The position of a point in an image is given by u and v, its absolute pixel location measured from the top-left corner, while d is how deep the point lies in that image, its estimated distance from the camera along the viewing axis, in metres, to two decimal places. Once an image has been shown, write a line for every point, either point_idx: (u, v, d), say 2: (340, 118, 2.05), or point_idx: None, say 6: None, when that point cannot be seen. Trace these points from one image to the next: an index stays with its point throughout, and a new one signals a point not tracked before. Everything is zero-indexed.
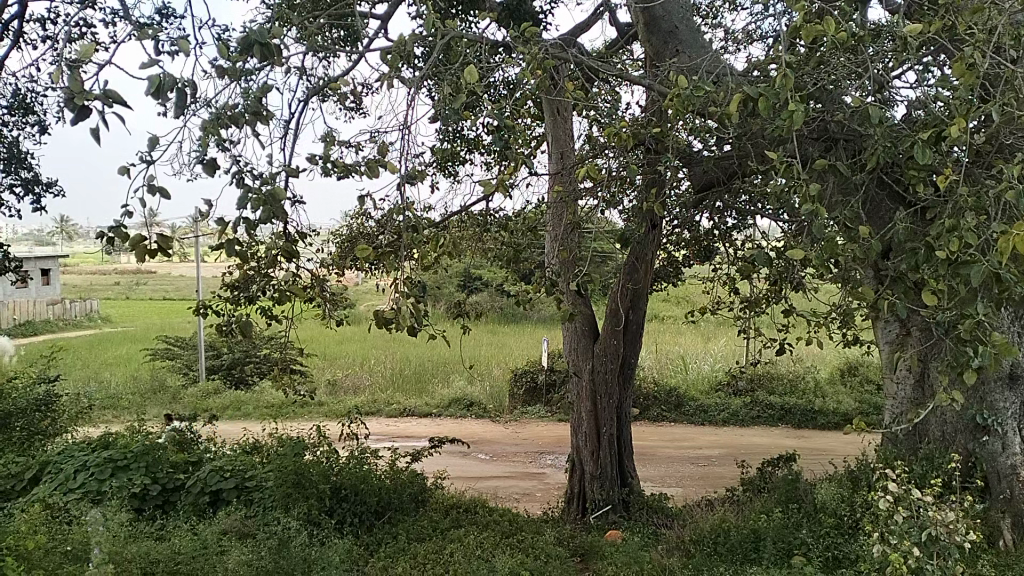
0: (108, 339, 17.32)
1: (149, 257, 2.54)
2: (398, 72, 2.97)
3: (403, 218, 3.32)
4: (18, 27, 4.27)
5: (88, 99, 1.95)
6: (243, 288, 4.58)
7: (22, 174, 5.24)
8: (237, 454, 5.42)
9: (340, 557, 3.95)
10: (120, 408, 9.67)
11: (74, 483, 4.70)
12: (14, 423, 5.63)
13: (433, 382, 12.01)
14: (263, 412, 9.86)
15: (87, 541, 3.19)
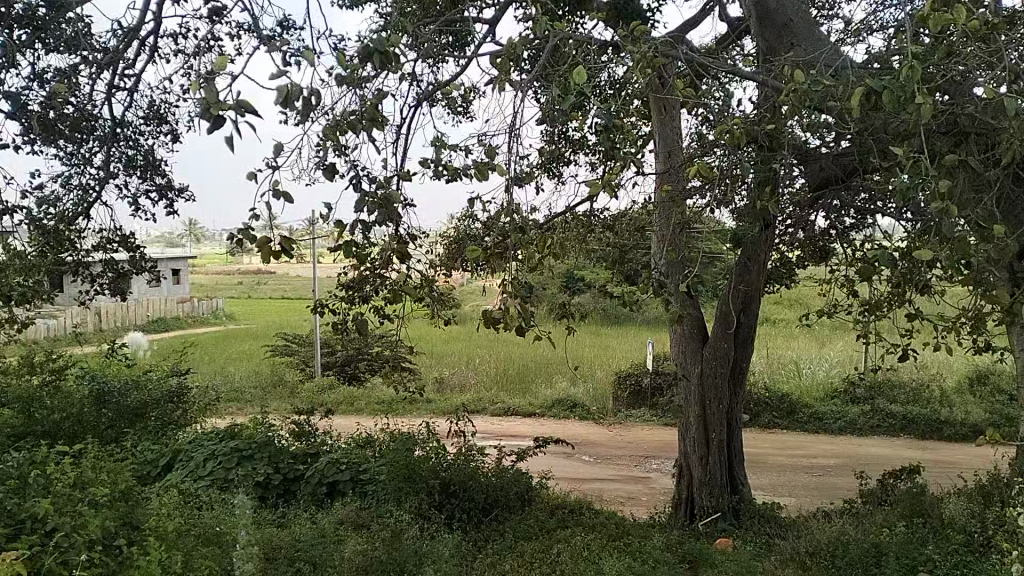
0: (231, 335, 18.31)
1: (273, 257, 2.68)
2: (508, 75, 3.00)
3: (511, 219, 3.35)
4: (153, 43, 4.55)
5: (223, 109, 2.07)
6: (357, 289, 4.74)
7: (156, 180, 5.58)
8: (352, 447, 5.63)
9: (450, 551, 4.05)
10: (243, 401, 10.20)
11: (204, 471, 5.00)
12: (150, 412, 6.03)
13: (537, 382, 12.08)
14: (374, 408, 10.18)
15: (219, 523, 3.40)
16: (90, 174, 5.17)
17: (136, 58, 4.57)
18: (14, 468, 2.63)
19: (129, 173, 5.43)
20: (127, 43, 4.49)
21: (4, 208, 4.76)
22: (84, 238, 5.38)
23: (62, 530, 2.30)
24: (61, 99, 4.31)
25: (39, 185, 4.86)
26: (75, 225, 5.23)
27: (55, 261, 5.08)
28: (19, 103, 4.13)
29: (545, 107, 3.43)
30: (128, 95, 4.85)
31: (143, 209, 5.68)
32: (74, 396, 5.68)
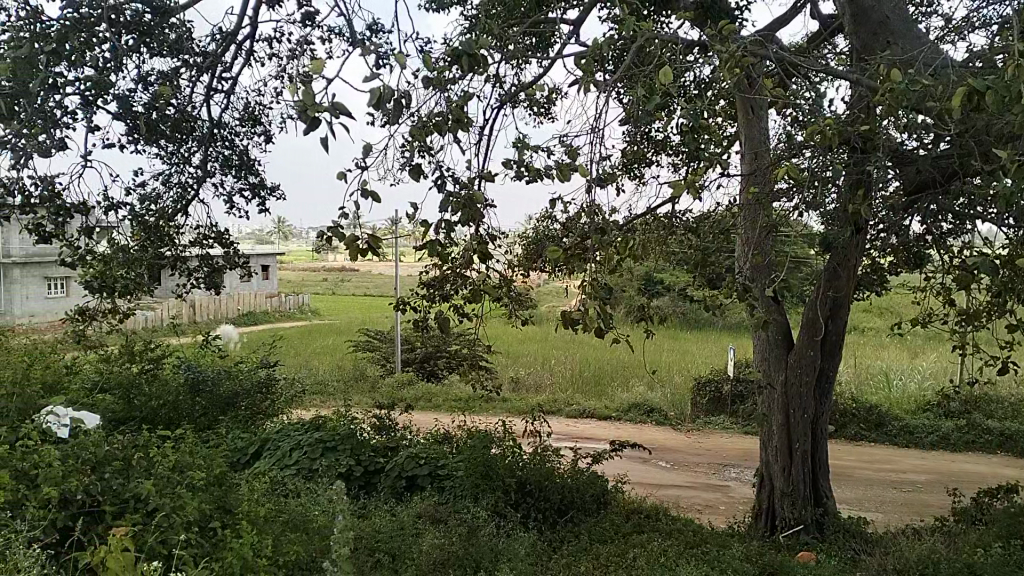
0: (316, 330, 18.85)
1: (360, 255, 2.77)
2: (593, 76, 3.00)
3: (593, 221, 3.35)
4: (249, 47, 4.73)
5: (319, 111, 2.15)
6: (439, 287, 4.81)
7: (249, 180, 5.80)
8: (430, 443, 5.72)
9: (526, 550, 4.08)
10: (326, 394, 10.49)
11: (290, 460, 5.17)
12: (240, 402, 6.27)
13: (614, 385, 11.99)
14: (451, 405, 10.32)
15: (305, 510, 3.53)
16: (189, 173, 5.42)
17: (233, 61, 4.76)
18: (121, 449, 2.79)
19: (225, 172, 5.66)
20: (225, 47, 4.69)
21: (110, 204, 5.03)
22: (182, 233, 5.65)
23: (162, 511, 2.42)
24: (164, 101, 4.53)
25: (142, 183, 5.12)
26: (174, 222, 5.49)
27: (156, 255, 5.34)
28: (126, 105, 4.37)
29: (629, 108, 3.40)
30: (226, 97, 5.06)
31: (237, 206, 5.92)
32: (170, 383, 5.96)
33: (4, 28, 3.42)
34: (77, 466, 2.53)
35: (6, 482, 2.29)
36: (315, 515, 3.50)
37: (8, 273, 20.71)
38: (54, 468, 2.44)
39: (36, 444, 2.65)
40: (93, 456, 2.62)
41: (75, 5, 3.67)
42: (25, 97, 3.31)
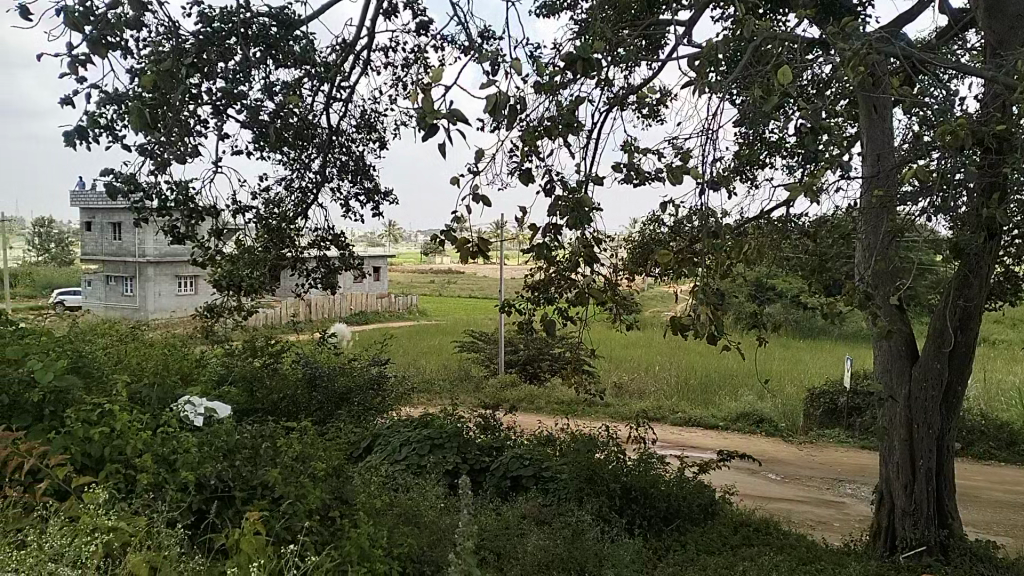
0: (423, 330, 19.31)
1: (471, 258, 2.87)
2: (707, 78, 2.95)
3: (706, 225, 3.29)
4: (367, 56, 4.91)
5: (437, 117, 2.24)
6: (544, 289, 4.83)
7: (364, 184, 6.01)
8: (535, 445, 5.77)
9: (632, 557, 4.04)
10: (432, 393, 10.73)
11: (400, 455, 5.32)
12: (353, 397, 6.50)
13: (721, 394, 11.71)
14: (554, 408, 10.34)
15: (417, 504, 3.63)
16: (309, 178, 5.68)
17: (351, 71, 4.95)
18: (249, 439, 2.95)
19: (342, 177, 5.89)
20: (345, 57, 4.89)
21: (237, 207, 5.34)
22: (301, 235, 5.91)
23: (287, 498, 2.54)
24: (288, 109, 4.76)
25: (266, 188, 5.41)
26: (294, 224, 5.77)
27: (277, 256, 5.62)
28: (253, 113, 4.62)
29: (744, 110, 3.33)
30: (344, 105, 5.27)
31: (352, 210, 6.14)
32: (289, 377, 6.24)
33: (147, 44, 3.68)
34: (211, 453, 2.70)
35: (149, 465, 2.46)
36: (427, 514, 3.58)
37: (142, 271, 22.23)
38: (191, 454, 2.60)
39: (174, 429, 2.83)
40: (225, 445, 2.78)
41: (209, 21, 3.91)
42: (166, 106, 3.55)
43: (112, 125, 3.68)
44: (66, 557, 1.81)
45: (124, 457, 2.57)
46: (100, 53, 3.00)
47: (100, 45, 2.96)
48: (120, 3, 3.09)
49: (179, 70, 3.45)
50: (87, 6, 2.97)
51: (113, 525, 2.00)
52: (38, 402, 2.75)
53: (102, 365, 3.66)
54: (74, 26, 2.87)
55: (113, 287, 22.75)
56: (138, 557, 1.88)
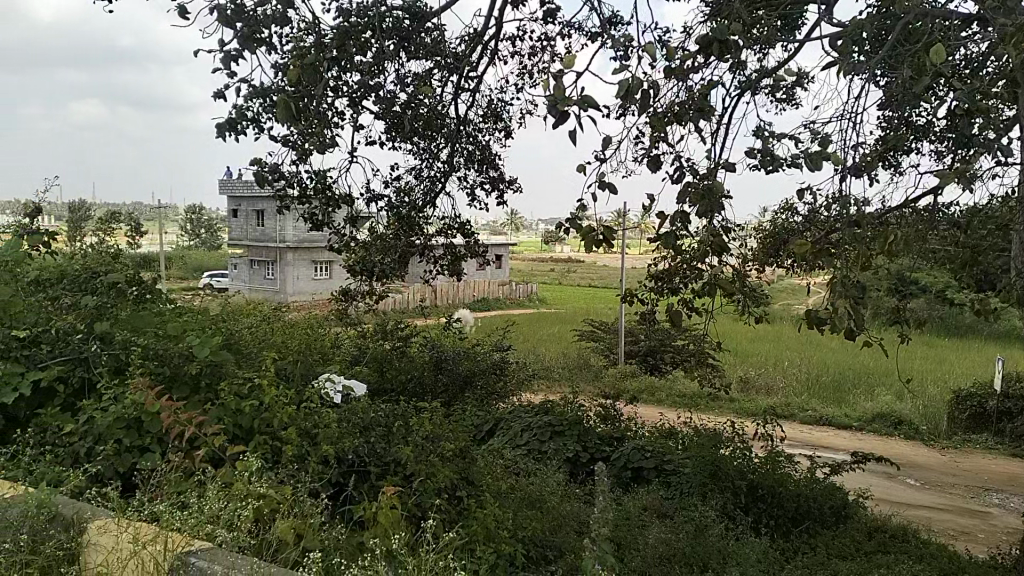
0: (545, 318, 19.42)
1: (596, 246, 3.00)
2: (850, 58, 2.80)
3: (846, 212, 3.13)
4: (495, 46, 4.96)
5: (568, 104, 2.26)
6: (669, 279, 4.74)
7: (490, 173, 6.09)
8: (657, 437, 5.70)
9: (758, 555, 3.92)
10: (553, 381, 10.79)
11: (521, 440, 5.39)
12: (476, 382, 6.65)
13: (855, 393, 11.14)
14: (675, 400, 10.17)
15: (540, 489, 3.67)
16: (437, 167, 5.82)
17: (479, 61, 5.03)
18: (383, 416, 3.07)
19: (469, 166, 5.99)
20: (473, 47, 4.97)
21: (370, 196, 5.54)
22: (429, 223, 6.06)
23: (418, 476, 2.63)
24: (419, 100, 4.89)
25: (397, 177, 5.59)
26: (423, 212, 5.93)
27: (407, 244, 5.81)
28: (386, 104, 4.77)
29: (891, 92, 3.13)
30: (472, 95, 5.35)
31: (477, 198, 6.24)
32: (416, 360, 6.44)
33: (291, 39, 3.86)
34: (348, 428, 2.83)
35: (293, 437, 2.63)
36: (550, 501, 3.62)
37: (282, 256, 23.50)
38: (330, 429, 2.74)
39: (315, 404, 2.99)
40: (361, 421, 2.91)
41: (346, 15, 4.06)
42: (307, 98, 3.72)
43: (259, 117, 3.91)
44: (214, 546, 1.93)
45: (271, 428, 2.74)
46: (249, 48, 3.18)
47: (249, 40, 3.14)
48: (268, 0, 3.27)
49: (320, 63, 3.61)
50: (238, 4, 3.16)
51: (262, 492, 2.14)
52: (196, 375, 2.98)
53: (249, 342, 3.90)
54: (227, 24, 3.06)
55: (256, 271, 24.22)
56: (286, 524, 2.00)
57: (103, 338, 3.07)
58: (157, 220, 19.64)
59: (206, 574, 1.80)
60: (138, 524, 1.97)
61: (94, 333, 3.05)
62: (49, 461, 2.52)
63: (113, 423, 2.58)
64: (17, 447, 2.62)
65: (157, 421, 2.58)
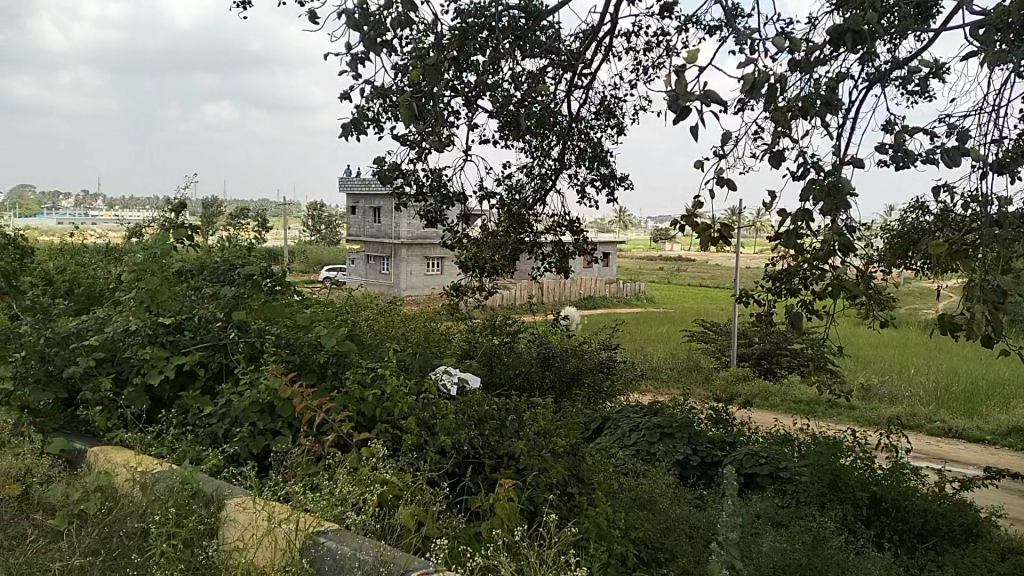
0: (654, 317, 19.13)
1: (712, 244, 2.95)
2: (995, 48, 2.63)
3: (986, 211, 2.94)
4: (609, 42, 4.93)
5: (690, 99, 2.22)
6: (788, 279, 4.57)
7: (601, 170, 6.05)
8: (772, 443, 5.52)
9: (881, 571, 3.74)
10: (662, 382, 10.63)
11: (630, 440, 5.35)
12: (584, 379, 6.63)
13: (989, 404, 10.40)
14: (791, 406, 9.81)
15: (650, 490, 3.63)
16: (549, 165, 5.85)
17: (593, 58, 5.01)
18: (497, 409, 3.12)
19: (581, 163, 5.98)
20: (588, 44, 4.95)
21: (483, 193, 5.63)
22: (539, 220, 6.09)
23: (531, 470, 2.66)
24: (533, 97, 4.92)
25: (509, 174, 5.65)
26: (534, 209, 5.98)
27: (517, 240, 5.86)
28: (501, 102, 4.83)
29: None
30: (584, 92, 5.34)
31: (588, 195, 6.22)
32: (525, 355, 6.49)
33: (410, 41, 3.97)
34: (464, 419, 2.88)
35: (412, 426, 2.71)
36: (659, 502, 3.57)
37: (396, 252, 24.20)
38: (448, 419, 2.80)
39: (432, 395, 3.07)
40: (476, 414, 2.96)
41: (464, 15, 4.13)
42: (425, 97, 3.82)
43: (379, 116, 4.04)
44: (341, 525, 2.02)
45: (392, 417, 2.84)
46: (374, 50, 3.29)
47: (374, 43, 3.25)
48: (392, 4, 3.37)
49: (439, 63, 3.70)
50: (365, 8, 3.27)
51: (386, 478, 2.22)
52: (322, 363, 3.12)
53: (370, 333, 4.04)
54: (354, 27, 3.18)
55: (372, 266, 25.08)
56: (408, 510, 2.07)
57: (240, 325, 3.26)
58: (282, 217, 20.58)
59: (336, 552, 1.90)
60: (273, 503, 2.08)
61: (232, 321, 3.23)
62: (191, 440, 2.69)
63: (249, 407, 2.73)
64: (164, 425, 2.81)
65: (288, 405, 2.72)
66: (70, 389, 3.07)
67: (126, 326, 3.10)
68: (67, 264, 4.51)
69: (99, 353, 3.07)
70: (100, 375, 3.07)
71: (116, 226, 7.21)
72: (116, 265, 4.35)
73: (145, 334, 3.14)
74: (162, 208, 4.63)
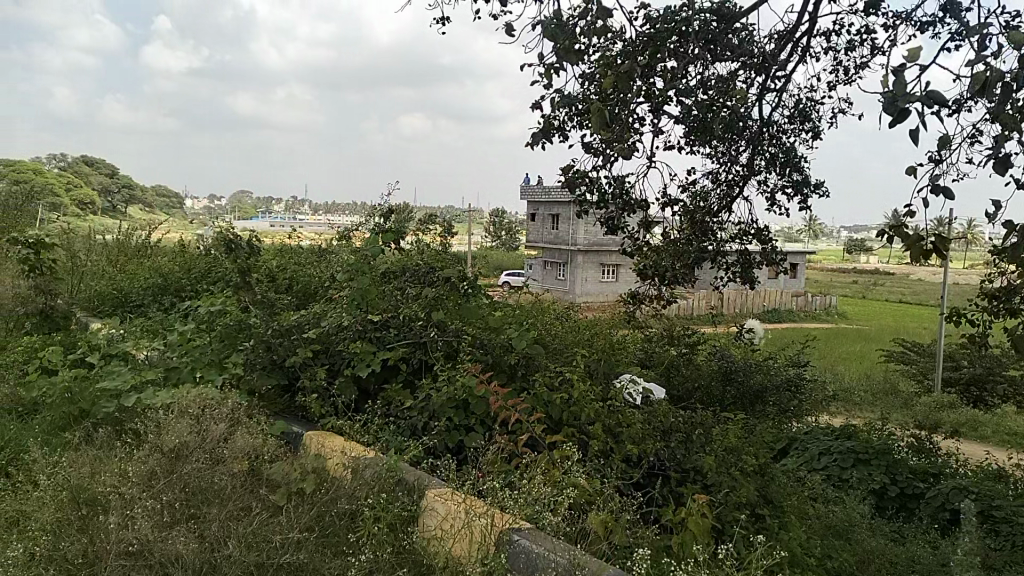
0: (846, 334, 17.89)
1: (924, 258, 2.72)
2: None
3: None
4: (807, 42, 4.69)
5: (909, 101, 2.07)
6: (1009, 298, 4.11)
7: (793, 176, 5.75)
8: (985, 479, 4.99)
9: None
10: (855, 404, 9.94)
11: (819, 464, 5.07)
12: (769, 396, 6.34)
13: None
14: (1008, 440, 8.81)
15: (848, 521, 3.40)
16: (736, 171, 5.67)
17: (788, 59, 4.79)
18: (684, 422, 3.06)
19: (771, 169, 5.73)
20: (783, 45, 4.75)
21: (666, 201, 5.55)
22: (724, 229, 5.91)
23: (720, 488, 2.58)
24: (723, 101, 4.78)
25: (694, 181, 5.53)
26: (719, 217, 5.79)
27: (699, 249, 5.71)
28: (689, 107, 4.74)
29: None
30: (777, 95, 5.13)
31: (778, 204, 5.94)
32: (706, 368, 6.31)
33: (600, 49, 4.00)
34: (650, 429, 2.85)
35: (600, 433, 2.72)
36: (855, 533, 3.32)
37: (573, 259, 24.39)
38: (635, 428, 2.79)
39: (619, 402, 3.06)
40: (663, 424, 2.92)
41: (654, 21, 4.10)
42: (614, 104, 3.83)
43: (566, 125, 4.10)
44: (537, 527, 2.06)
45: (579, 422, 2.86)
46: (568, 59, 3.36)
47: (567, 52, 3.32)
48: (586, 13, 3.42)
49: (631, 70, 3.70)
50: (560, 19, 3.35)
51: (576, 482, 2.24)
52: (513, 364, 3.22)
53: (556, 338, 4.10)
54: (550, 37, 3.27)
55: (550, 272, 25.46)
56: (600, 517, 2.08)
57: (439, 324, 3.43)
58: (466, 224, 21.42)
59: (528, 550, 1.95)
60: (470, 498, 2.19)
61: (432, 320, 3.40)
62: (394, 431, 2.87)
63: (446, 402, 2.85)
64: (369, 415, 3.01)
65: (483, 403, 2.83)
66: (290, 377, 3.37)
67: (340, 322, 3.37)
68: (287, 265, 4.98)
69: (315, 345, 3.35)
70: (316, 365, 3.35)
71: (328, 229, 7.81)
72: (328, 266, 4.74)
73: (355, 329, 3.39)
74: (369, 212, 4.97)
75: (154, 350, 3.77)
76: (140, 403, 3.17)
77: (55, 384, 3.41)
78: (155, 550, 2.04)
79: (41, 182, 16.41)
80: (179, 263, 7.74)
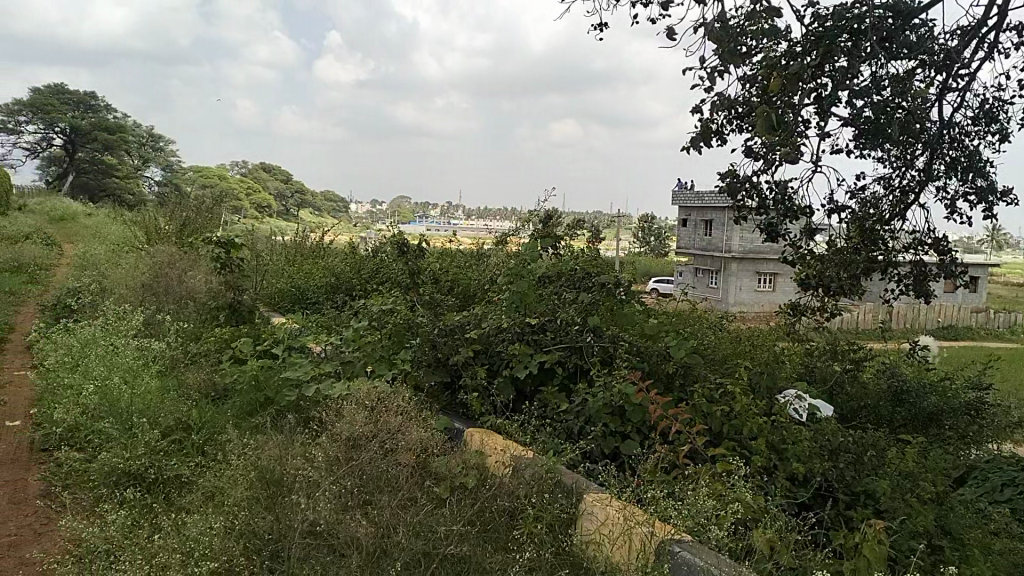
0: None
1: None
2: None
3: None
4: (996, 36, 4.31)
5: None
6: None
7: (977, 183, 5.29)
8: None
9: None
10: None
11: (1004, 496, 4.63)
12: (946, 420, 5.86)
13: None
14: None
15: None
16: (912, 176, 5.29)
17: (974, 56, 4.42)
18: (854, 442, 2.90)
19: (951, 175, 5.29)
20: (968, 41, 4.39)
21: (832, 207, 5.27)
22: (896, 238, 5.52)
23: (895, 515, 2.43)
24: (897, 102, 4.48)
25: (863, 187, 5.21)
26: (890, 225, 5.42)
27: (868, 259, 5.38)
28: (859, 109, 4.48)
29: None
30: (960, 95, 4.74)
31: (959, 212, 5.48)
32: (872, 386, 5.93)
33: (764, 51, 3.87)
34: (817, 447, 2.73)
35: (763, 448, 2.63)
36: None
37: (727, 266, 23.61)
38: (801, 446, 2.68)
39: (784, 418, 2.95)
40: (832, 443, 2.78)
41: (823, 20, 3.92)
42: (779, 107, 3.69)
43: (726, 129, 4.00)
44: (700, 540, 2.03)
45: (740, 436, 2.78)
46: (732, 63, 3.28)
47: (731, 56, 3.25)
48: (752, 14, 3.33)
49: (798, 71, 3.55)
50: (724, 21, 3.27)
51: (739, 496, 2.18)
52: (670, 373, 3.17)
53: (715, 348, 4.00)
54: (715, 40, 3.21)
55: (701, 279, 24.81)
56: (766, 535, 2.01)
57: (596, 330, 3.44)
58: (617, 229, 21.32)
59: (691, 563, 1.92)
60: (631, 506, 2.19)
61: (588, 325, 3.41)
62: (550, 432, 2.91)
63: (604, 407, 2.86)
64: (527, 416, 3.07)
65: (640, 411, 2.81)
66: (452, 374, 3.49)
67: (501, 324, 3.46)
68: (449, 268, 5.16)
69: (477, 346, 3.46)
70: (476, 365, 3.45)
71: (485, 234, 8.01)
72: (488, 269, 4.87)
73: (515, 331, 3.46)
74: (528, 217, 5.06)
75: (328, 345, 4.02)
76: (318, 393, 3.39)
77: (245, 372, 3.72)
78: (334, 531, 2.19)
79: (229, 187, 17.97)
80: (348, 263, 8.22)
